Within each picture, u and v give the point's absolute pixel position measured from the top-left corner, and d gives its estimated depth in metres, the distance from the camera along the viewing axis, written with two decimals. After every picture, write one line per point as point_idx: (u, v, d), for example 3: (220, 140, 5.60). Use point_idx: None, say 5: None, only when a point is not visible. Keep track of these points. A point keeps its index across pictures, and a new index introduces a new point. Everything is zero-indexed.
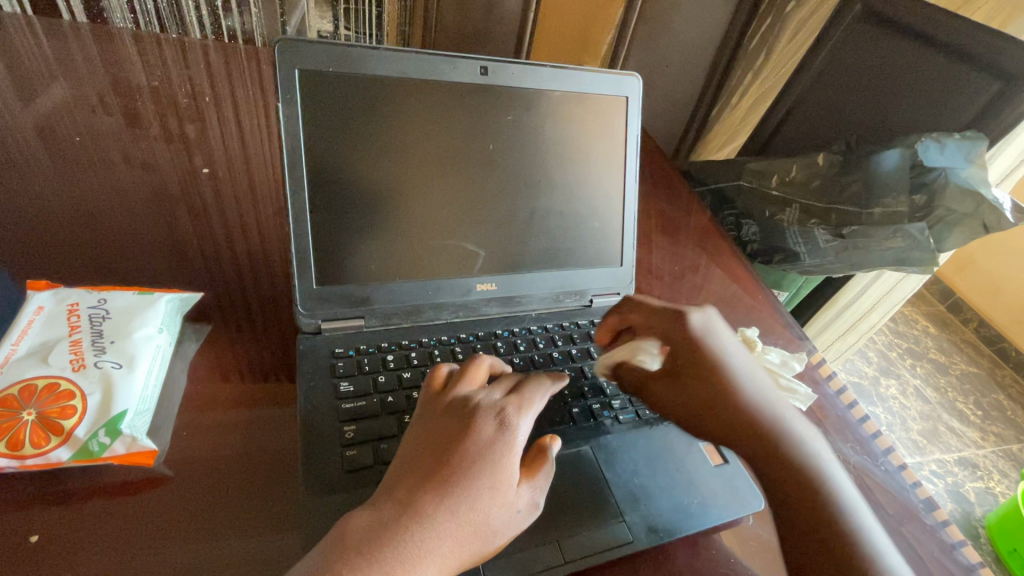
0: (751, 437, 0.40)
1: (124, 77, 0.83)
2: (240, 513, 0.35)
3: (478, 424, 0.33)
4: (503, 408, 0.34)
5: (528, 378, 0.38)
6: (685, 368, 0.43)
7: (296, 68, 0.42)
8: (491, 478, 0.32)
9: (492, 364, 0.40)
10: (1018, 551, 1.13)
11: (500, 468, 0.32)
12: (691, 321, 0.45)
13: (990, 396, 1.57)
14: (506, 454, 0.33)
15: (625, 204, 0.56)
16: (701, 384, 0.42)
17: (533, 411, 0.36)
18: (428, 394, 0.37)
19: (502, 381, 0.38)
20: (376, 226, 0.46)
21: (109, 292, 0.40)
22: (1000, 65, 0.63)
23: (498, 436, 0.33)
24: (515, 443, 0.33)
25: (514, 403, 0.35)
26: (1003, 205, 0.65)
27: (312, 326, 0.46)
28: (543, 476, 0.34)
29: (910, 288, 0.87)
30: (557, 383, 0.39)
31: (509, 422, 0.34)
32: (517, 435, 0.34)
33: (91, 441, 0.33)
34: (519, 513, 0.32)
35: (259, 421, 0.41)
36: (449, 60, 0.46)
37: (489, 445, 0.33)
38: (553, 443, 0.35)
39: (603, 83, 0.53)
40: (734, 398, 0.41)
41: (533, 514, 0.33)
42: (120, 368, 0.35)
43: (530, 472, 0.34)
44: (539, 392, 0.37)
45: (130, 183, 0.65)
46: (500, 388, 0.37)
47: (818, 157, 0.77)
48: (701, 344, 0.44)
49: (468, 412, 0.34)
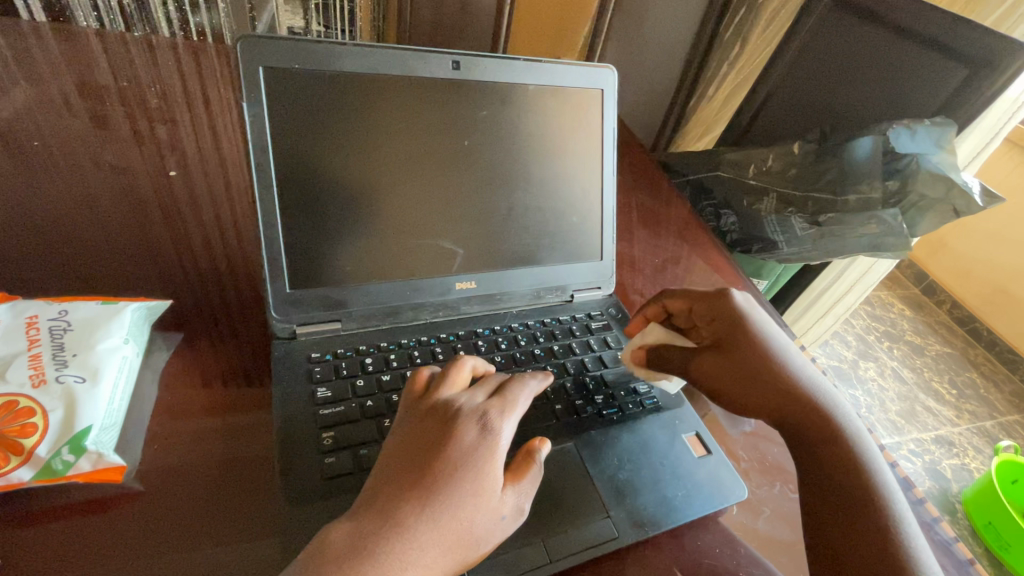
0: (798, 408, 0.43)
1: (86, 77, 0.80)
2: (217, 523, 0.34)
3: (460, 429, 0.33)
4: (485, 411, 0.34)
5: (511, 379, 0.38)
6: (727, 342, 0.46)
7: (260, 66, 0.40)
8: (474, 484, 0.31)
9: (475, 365, 0.40)
10: (993, 524, 1.17)
11: (483, 474, 0.32)
12: (735, 299, 0.49)
13: (964, 375, 1.61)
14: (490, 459, 0.32)
15: (604, 197, 0.56)
16: (746, 357, 0.45)
17: (515, 413, 0.35)
18: (410, 396, 0.36)
19: (485, 383, 0.37)
20: (350, 226, 0.45)
21: (71, 303, 0.38)
22: (968, 51, 0.63)
23: (480, 441, 0.33)
24: (499, 447, 0.33)
25: (497, 406, 0.35)
26: (971, 189, 0.66)
27: (287, 331, 0.45)
28: (529, 481, 0.34)
29: (881, 275, 0.91)
30: (540, 383, 0.38)
31: (491, 425, 0.34)
32: (500, 439, 0.33)
33: (54, 459, 0.32)
34: (504, 519, 0.32)
35: (238, 428, 0.40)
36: (419, 55, 0.45)
37: (472, 450, 0.32)
38: (541, 447, 0.35)
39: (578, 76, 0.52)
40: (781, 371, 0.45)
41: (518, 521, 0.33)
42: (84, 382, 0.34)
43: (515, 477, 0.34)
44: (521, 393, 0.37)
45: (95, 187, 0.62)
46: (482, 391, 0.36)
47: (793, 146, 0.78)
48: (745, 321, 0.47)
49: (448, 418, 0.33)
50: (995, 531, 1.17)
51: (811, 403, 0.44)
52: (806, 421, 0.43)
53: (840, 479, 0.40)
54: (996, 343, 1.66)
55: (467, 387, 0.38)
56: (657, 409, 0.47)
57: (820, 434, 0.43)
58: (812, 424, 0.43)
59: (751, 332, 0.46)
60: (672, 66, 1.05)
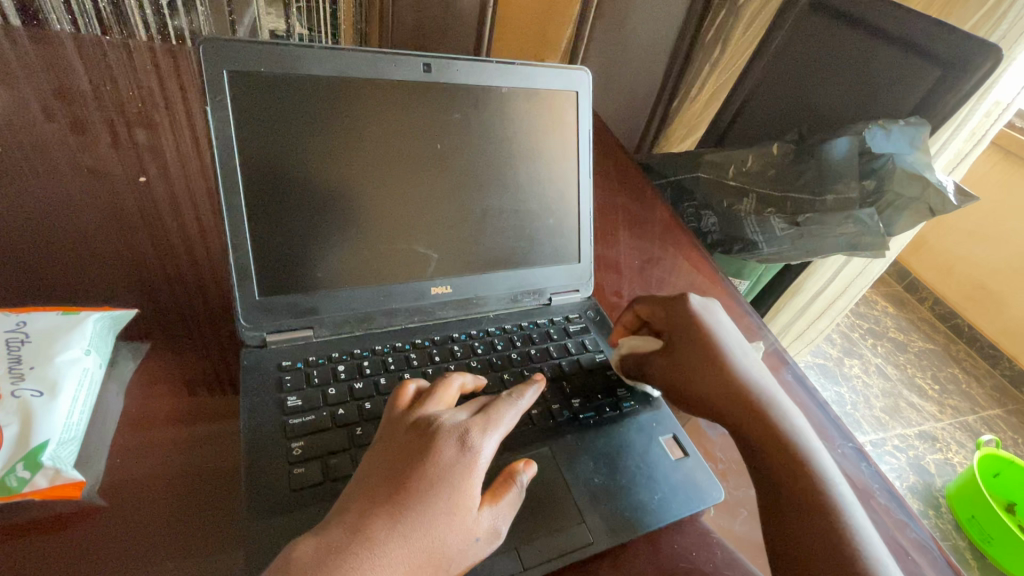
0: (747, 412, 0.44)
1: (59, 81, 0.78)
2: (180, 538, 0.33)
3: (439, 445, 0.32)
4: (466, 429, 0.33)
5: (498, 398, 0.36)
6: (683, 346, 0.47)
7: (224, 69, 0.40)
8: (449, 503, 0.30)
9: (464, 382, 0.39)
10: (976, 517, 1.19)
11: (459, 492, 0.31)
12: (689, 303, 0.50)
13: (946, 370, 1.63)
14: (467, 477, 0.31)
15: (580, 200, 0.56)
16: (696, 359, 0.46)
17: (500, 431, 0.34)
18: (393, 411, 0.35)
19: (472, 401, 0.36)
20: (321, 231, 0.44)
21: (30, 313, 0.36)
22: (939, 53, 0.64)
23: (459, 459, 0.32)
24: (478, 466, 0.32)
25: (480, 423, 0.34)
26: (946, 189, 0.67)
27: (256, 339, 0.44)
28: (508, 503, 0.33)
29: (876, 275, 0.94)
30: (528, 399, 0.37)
31: (472, 443, 0.33)
32: (479, 457, 0.32)
33: (8, 476, 0.31)
34: (477, 541, 0.31)
35: (205, 438, 0.39)
36: (390, 58, 0.45)
37: (450, 468, 0.31)
38: (524, 471, 0.34)
39: (552, 78, 0.52)
40: (730, 374, 0.45)
41: (493, 543, 0.32)
42: (41, 396, 0.33)
43: (493, 497, 0.33)
44: (508, 412, 0.36)
45: (64, 192, 0.61)
46: (467, 409, 0.35)
47: (772, 147, 0.79)
48: (698, 323, 0.48)
49: (429, 434, 0.32)
50: (978, 524, 1.18)
51: (762, 408, 0.44)
52: (751, 425, 0.43)
53: (788, 488, 0.40)
54: (978, 338, 1.69)
55: (454, 404, 0.37)
56: (635, 412, 0.47)
57: (766, 439, 0.42)
58: (760, 429, 0.43)
59: (706, 336, 0.47)
60: (655, 67, 1.05)
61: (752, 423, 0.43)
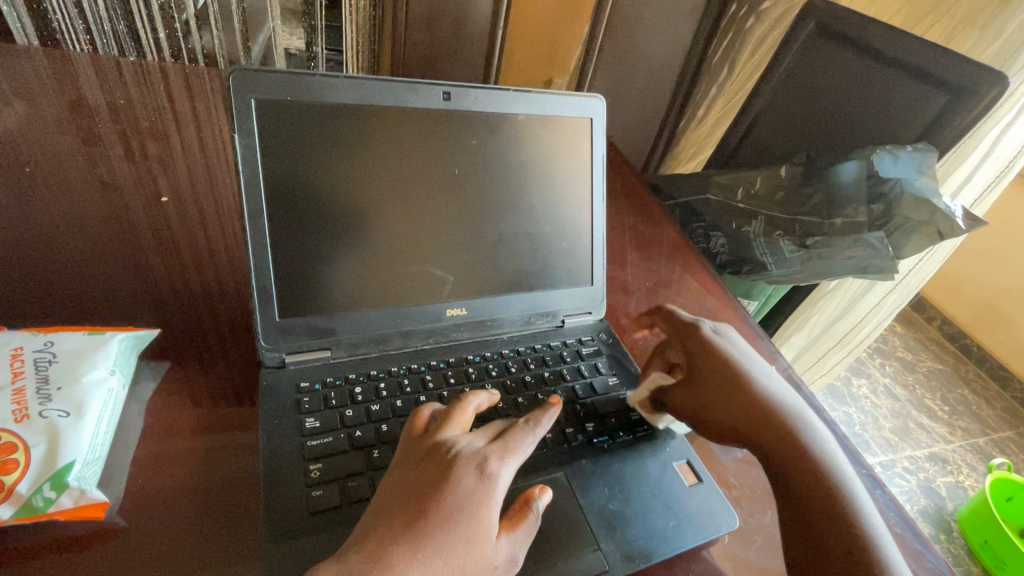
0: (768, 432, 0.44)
1: (80, 102, 0.80)
2: (202, 559, 0.33)
3: (458, 473, 0.32)
4: (484, 457, 0.33)
5: (514, 424, 0.37)
6: (702, 371, 0.48)
7: (252, 98, 0.41)
8: (467, 532, 0.31)
9: (477, 405, 0.39)
10: (989, 543, 1.17)
11: (479, 519, 0.31)
12: (705, 328, 0.52)
13: (956, 392, 1.62)
14: (486, 505, 0.32)
15: (593, 223, 0.56)
16: (713, 376, 0.48)
17: (516, 459, 0.34)
18: (410, 437, 0.36)
19: (486, 427, 0.37)
20: (340, 253, 0.45)
21: (57, 334, 0.37)
22: (946, 80, 0.66)
23: (478, 486, 0.32)
24: (496, 494, 0.32)
25: (497, 451, 0.34)
26: (954, 213, 0.68)
27: (275, 360, 0.45)
28: (524, 530, 0.33)
29: (891, 308, 0.96)
30: (541, 424, 0.37)
31: (491, 471, 0.33)
32: (498, 485, 0.33)
33: (35, 496, 0.31)
34: (496, 569, 0.31)
35: (227, 457, 0.39)
36: (410, 86, 0.46)
37: (469, 496, 0.32)
38: (539, 497, 0.34)
39: (568, 106, 0.53)
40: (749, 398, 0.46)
41: (510, 571, 0.32)
42: (68, 416, 0.33)
43: (510, 525, 0.33)
44: (524, 438, 0.36)
45: (84, 210, 0.62)
46: (483, 435, 0.36)
47: (780, 170, 0.80)
48: (714, 346, 0.50)
49: (448, 460, 0.33)
50: (991, 550, 1.17)
51: (780, 427, 0.45)
52: (778, 449, 0.44)
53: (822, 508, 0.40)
54: (986, 359, 1.68)
55: (469, 428, 0.37)
56: (648, 437, 0.47)
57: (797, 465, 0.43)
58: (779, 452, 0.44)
59: (723, 362, 0.49)
60: (662, 89, 1.06)
61: (775, 442, 0.44)
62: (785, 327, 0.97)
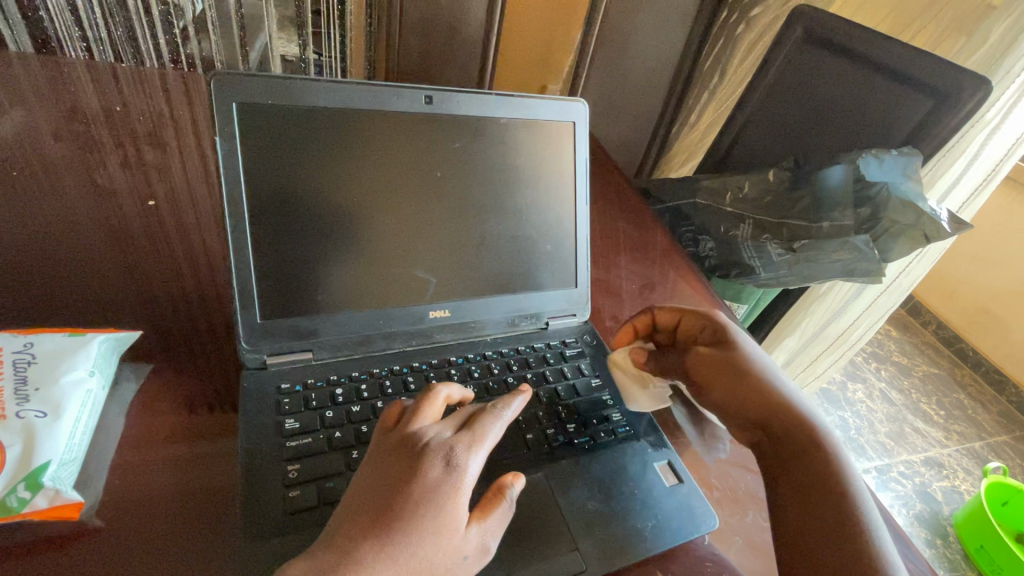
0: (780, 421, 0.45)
1: (74, 107, 0.80)
2: (177, 560, 0.33)
3: (425, 465, 0.32)
4: (451, 447, 0.33)
5: (483, 410, 0.37)
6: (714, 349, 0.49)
7: (234, 102, 0.41)
8: (435, 524, 0.31)
9: (449, 393, 0.39)
10: (985, 548, 1.17)
11: (447, 510, 0.31)
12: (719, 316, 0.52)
13: (952, 396, 1.62)
14: (453, 495, 0.32)
15: (577, 225, 0.57)
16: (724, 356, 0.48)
17: (484, 448, 0.34)
18: (382, 430, 0.36)
19: (456, 415, 0.37)
20: (324, 255, 0.46)
21: (37, 335, 0.37)
22: (929, 84, 0.67)
23: (445, 478, 0.32)
24: (464, 485, 0.33)
25: (464, 440, 0.34)
26: (939, 217, 0.68)
27: (257, 361, 0.45)
28: (496, 519, 0.34)
29: (884, 310, 0.96)
30: (512, 410, 0.37)
31: (457, 462, 0.33)
32: (466, 475, 0.33)
33: (9, 496, 0.31)
34: (466, 558, 0.31)
35: (204, 457, 0.39)
36: (393, 90, 0.46)
37: (435, 488, 0.32)
38: (512, 484, 0.34)
39: (550, 110, 0.54)
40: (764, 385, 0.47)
41: (482, 559, 0.32)
42: (45, 416, 0.34)
43: (481, 514, 0.33)
44: (493, 425, 0.36)
45: (73, 214, 0.62)
46: (452, 424, 0.36)
47: (769, 173, 0.81)
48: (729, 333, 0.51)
49: (416, 453, 0.33)
50: (987, 555, 1.17)
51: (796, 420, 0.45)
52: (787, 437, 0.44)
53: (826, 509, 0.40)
54: (982, 363, 1.68)
55: (440, 417, 0.37)
56: (630, 438, 0.47)
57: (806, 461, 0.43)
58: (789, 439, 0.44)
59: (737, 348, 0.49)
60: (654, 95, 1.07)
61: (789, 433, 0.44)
62: (777, 329, 0.98)
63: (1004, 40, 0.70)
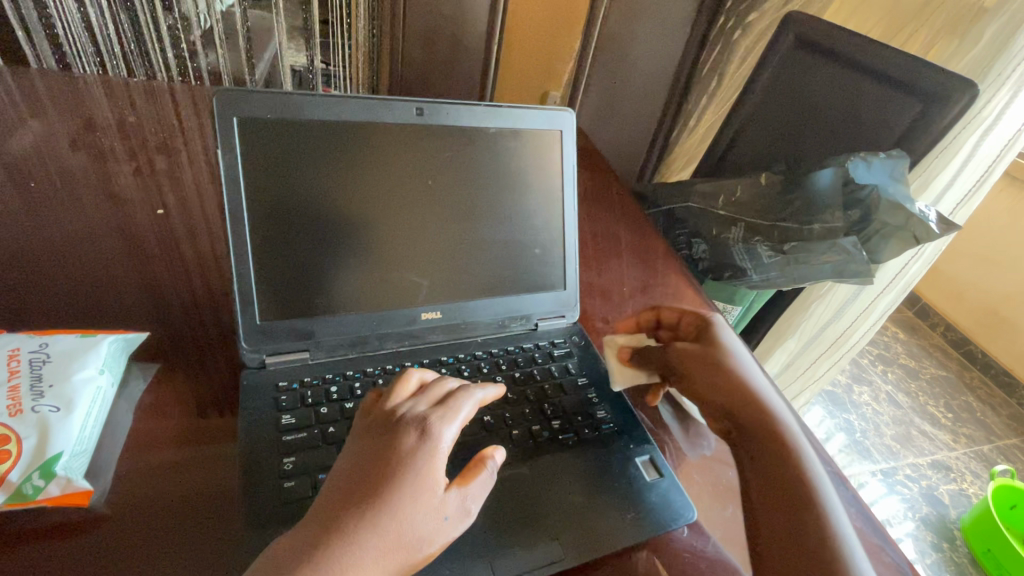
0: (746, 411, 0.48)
1: (89, 120, 0.84)
2: (178, 545, 0.35)
3: (400, 436, 0.34)
4: (424, 418, 0.36)
5: (455, 389, 0.39)
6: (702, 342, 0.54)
7: (235, 116, 0.44)
8: (412, 487, 0.33)
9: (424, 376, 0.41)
10: (992, 551, 1.17)
11: (424, 475, 0.33)
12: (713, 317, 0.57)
13: (960, 399, 1.61)
14: (430, 461, 0.34)
15: (565, 229, 0.59)
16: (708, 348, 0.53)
17: (457, 420, 0.37)
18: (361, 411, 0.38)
19: (431, 392, 0.39)
20: (319, 260, 0.48)
21: (52, 336, 0.40)
22: (916, 89, 0.68)
23: (420, 445, 0.34)
24: (439, 451, 0.35)
25: (438, 413, 0.37)
26: (928, 219, 0.69)
27: (256, 361, 0.47)
28: (478, 484, 0.36)
29: (883, 312, 0.96)
30: (482, 390, 0.40)
31: (432, 432, 0.35)
32: (440, 443, 0.35)
33: (24, 484, 0.34)
34: (446, 519, 0.33)
35: (205, 451, 0.42)
36: (385, 103, 0.49)
37: (410, 455, 0.34)
38: (491, 454, 0.37)
39: (537, 119, 0.56)
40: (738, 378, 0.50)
41: (464, 521, 0.34)
42: (58, 411, 0.36)
43: (462, 480, 0.35)
44: (465, 400, 0.38)
45: (86, 223, 0.65)
46: (427, 400, 0.38)
47: (760, 177, 0.82)
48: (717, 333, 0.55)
49: (392, 427, 0.35)
50: (995, 559, 1.16)
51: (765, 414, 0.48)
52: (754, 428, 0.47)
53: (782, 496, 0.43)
54: (991, 365, 1.67)
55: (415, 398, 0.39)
56: (613, 434, 0.49)
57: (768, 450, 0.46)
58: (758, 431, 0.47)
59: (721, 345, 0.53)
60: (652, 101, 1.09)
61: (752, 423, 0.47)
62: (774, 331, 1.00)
63: (995, 43, 0.71)
